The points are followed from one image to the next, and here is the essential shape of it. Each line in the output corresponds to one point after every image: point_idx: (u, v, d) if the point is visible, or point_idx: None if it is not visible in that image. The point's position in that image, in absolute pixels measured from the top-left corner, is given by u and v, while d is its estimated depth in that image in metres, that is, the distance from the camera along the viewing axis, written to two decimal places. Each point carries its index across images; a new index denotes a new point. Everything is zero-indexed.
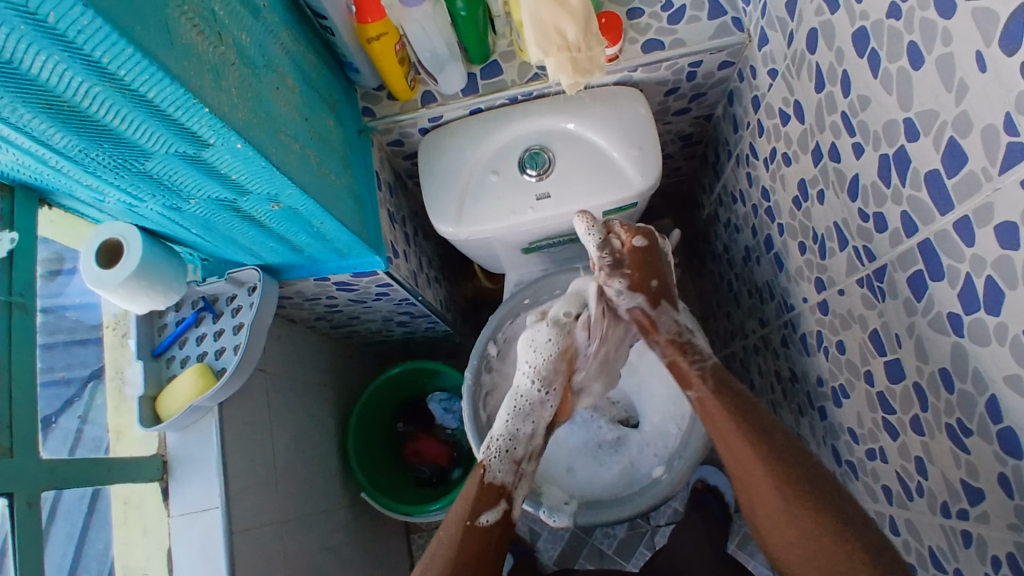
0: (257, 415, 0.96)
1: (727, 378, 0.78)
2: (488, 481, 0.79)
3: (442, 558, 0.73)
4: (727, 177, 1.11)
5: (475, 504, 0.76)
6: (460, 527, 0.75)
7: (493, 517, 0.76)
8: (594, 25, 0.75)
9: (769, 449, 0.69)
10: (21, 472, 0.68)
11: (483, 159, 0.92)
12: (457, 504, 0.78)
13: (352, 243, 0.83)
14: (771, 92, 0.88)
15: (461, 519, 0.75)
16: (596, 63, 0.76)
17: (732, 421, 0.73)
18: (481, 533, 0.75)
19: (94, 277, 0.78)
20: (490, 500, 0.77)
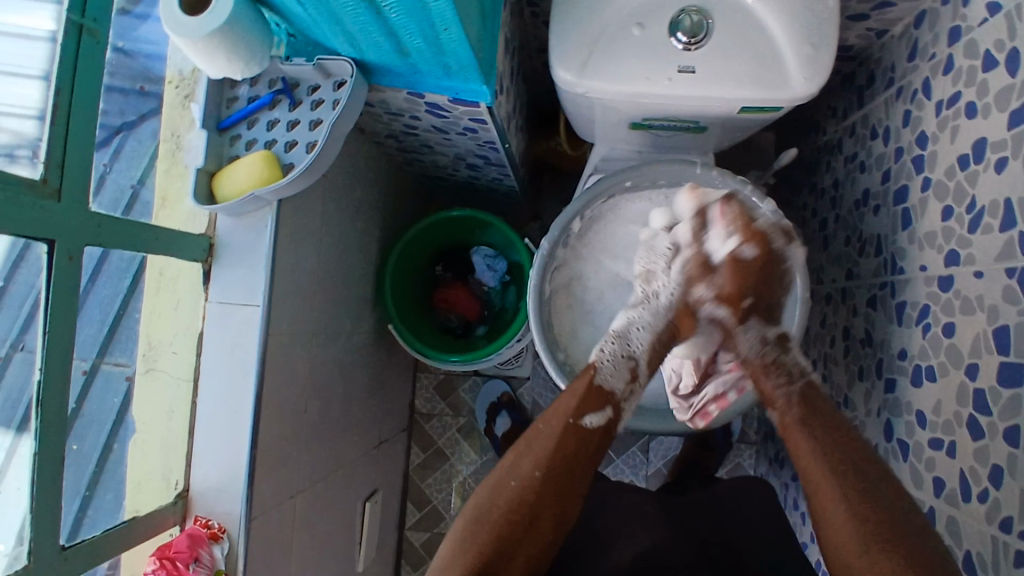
0: (311, 222, 0.90)
1: (817, 405, 0.68)
2: (596, 386, 0.71)
3: (539, 445, 0.68)
4: (874, 107, 0.98)
5: (580, 404, 0.70)
6: (562, 423, 0.69)
7: (598, 421, 0.70)
8: None
9: (849, 470, 0.62)
10: (67, 220, 0.62)
11: (631, 4, 0.77)
12: (563, 397, 0.71)
13: (465, 63, 0.72)
14: (987, 24, 0.74)
15: (565, 415, 0.69)
16: None
17: (812, 427, 0.66)
18: (580, 433, 0.69)
19: (174, 22, 0.68)
20: (596, 402, 0.70)
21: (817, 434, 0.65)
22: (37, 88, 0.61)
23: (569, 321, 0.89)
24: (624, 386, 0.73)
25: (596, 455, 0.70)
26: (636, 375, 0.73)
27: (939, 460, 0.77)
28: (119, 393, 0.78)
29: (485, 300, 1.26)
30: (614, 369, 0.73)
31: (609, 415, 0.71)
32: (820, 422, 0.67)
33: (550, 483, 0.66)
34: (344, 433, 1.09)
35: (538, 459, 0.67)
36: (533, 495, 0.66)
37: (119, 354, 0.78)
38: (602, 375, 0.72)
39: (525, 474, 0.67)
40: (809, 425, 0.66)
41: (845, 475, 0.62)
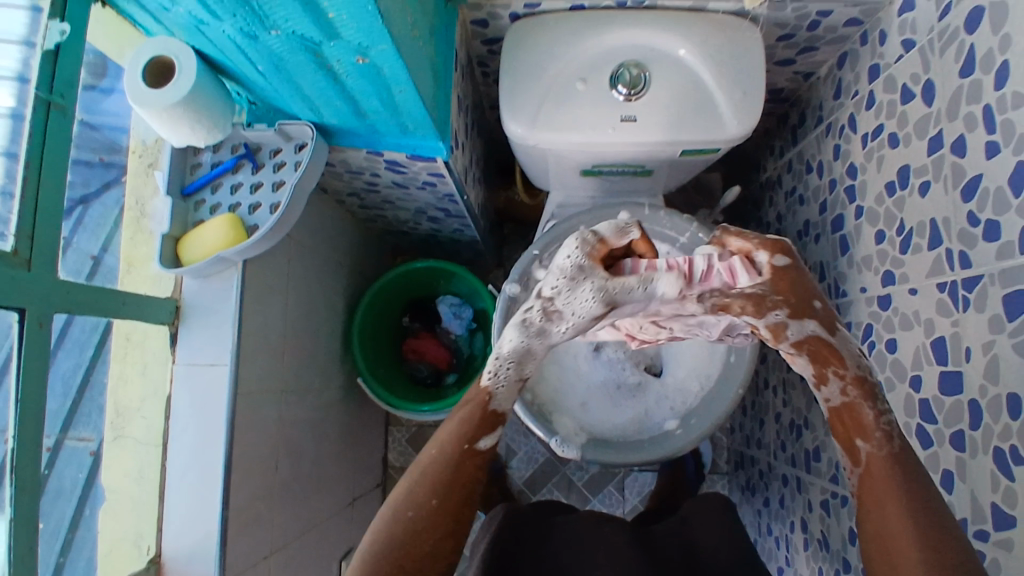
0: (277, 280, 0.91)
1: (912, 458, 0.54)
2: (490, 408, 0.60)
3: (429, 473, 0.59)
4: (806, 144, 1.05)
5: (476, 425, 0.59)
6: (455, 448, 0.59)
7: (493, 441, 0.60)
8: None
9: (924, 510, 0.51)
10: (37, 288, 0.62)
11: (575, 62, 0.84)
12: (451, 418, 0.61)
13: (421, 122, 0.76)
14: (900, 64, 0.80)
15: (460, 438, 0.59)
16: None
17: (901, 481, 0.53)
18: (476, 460, 0.60)
19: (138, 94, 0.71)
20: (494, 422, 0.60)
21: (908, 492, 0.52)
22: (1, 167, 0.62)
23: (535, 362, 0.91)
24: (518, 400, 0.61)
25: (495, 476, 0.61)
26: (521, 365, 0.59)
27: None
28: (83, 469, 0.75)
29: (454, 348, 1.28)
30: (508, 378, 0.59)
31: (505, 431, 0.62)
32: (910, 484, 0.53)
33: (447, 514, 0.58)
34: (317, 490, 1.08)
35: (435, 485, 0.59)
36: (435, 533, 0.58)
37: (82, 428, 0.76)
38: (496, 389, 0.59)
39: (422, 503, 0.58)
40: (891, 472, 0.54)
41: (922, 511, 0.51)
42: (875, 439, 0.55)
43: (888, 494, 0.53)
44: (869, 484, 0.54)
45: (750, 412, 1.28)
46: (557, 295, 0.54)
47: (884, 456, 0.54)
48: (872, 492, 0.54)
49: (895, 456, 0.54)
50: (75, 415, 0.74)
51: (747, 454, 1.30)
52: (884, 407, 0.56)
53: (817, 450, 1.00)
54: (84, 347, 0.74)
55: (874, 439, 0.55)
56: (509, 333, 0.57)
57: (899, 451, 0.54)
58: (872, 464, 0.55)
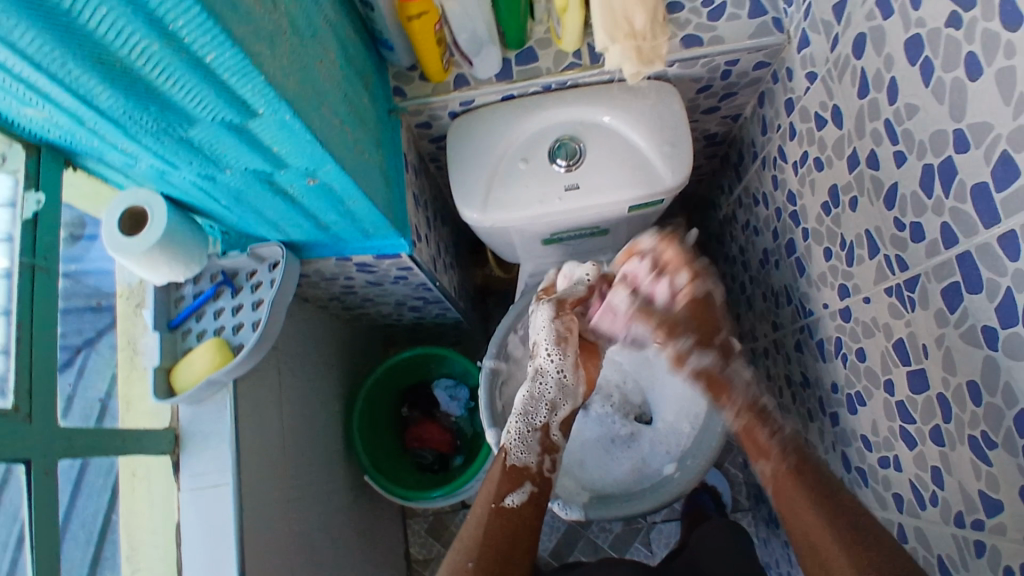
0: (269, 393, 0.95)
1: (807, 455, 0.78)
2: (511, 465, 0.80)
3: (471, 536, 0.75)
4: (749, 179, 1.11)
5: (501, 486, 0.78)
6: (486, 509, 0.77)
7: (519, 499, 0.77)
8: (659, 13, 0.78)
9: (830, 506, 0.72)
10: (39, 439, 0.66)
11: (514, 145, 0.92)
12: (485, 483, 0.80)
13: (379, 224, 0.82)
14: (808, 95, 0.86)
15: (488, 500, 0.77)
16: (659, 52, 0.79)
17: (805, 489, 0.74)
18: (505, 514, 0.76)
19: (118, 244, 0.77)
20: (516, 480, 0.79)
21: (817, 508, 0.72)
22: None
23: None
24: (541, 459, 0.83)
25: (528, 527, 0.76)
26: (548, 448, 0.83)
27: (894, 476, 0.82)
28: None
29: (455, 429, 1.31)
30: (527, 447, 0.82)
31: (530, 489, 0.79)
32: (816, 485, 0.74)
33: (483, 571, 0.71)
34: None
35: (470, 550, 0.73)
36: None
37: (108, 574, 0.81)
38: (514, 454, 0.82)
39: (460, 566, 0.72)
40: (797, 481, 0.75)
41: (841, 520, 0.70)
42: (773, 457, 0.79)
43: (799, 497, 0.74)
44: (793, 507, 0.74)
45: None
46: (538, 339, 0.89)
47: (791, 472, 0.76)
48: (796, 512, 0.73)
49: (793, 474, 0.76)
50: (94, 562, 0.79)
51: (763, 485, 1.29)
52: (773, 428, 0.81)
53: None
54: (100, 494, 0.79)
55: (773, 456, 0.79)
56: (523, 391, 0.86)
57: (799, 461, 0.77)
58: (778, 478, 0.77)
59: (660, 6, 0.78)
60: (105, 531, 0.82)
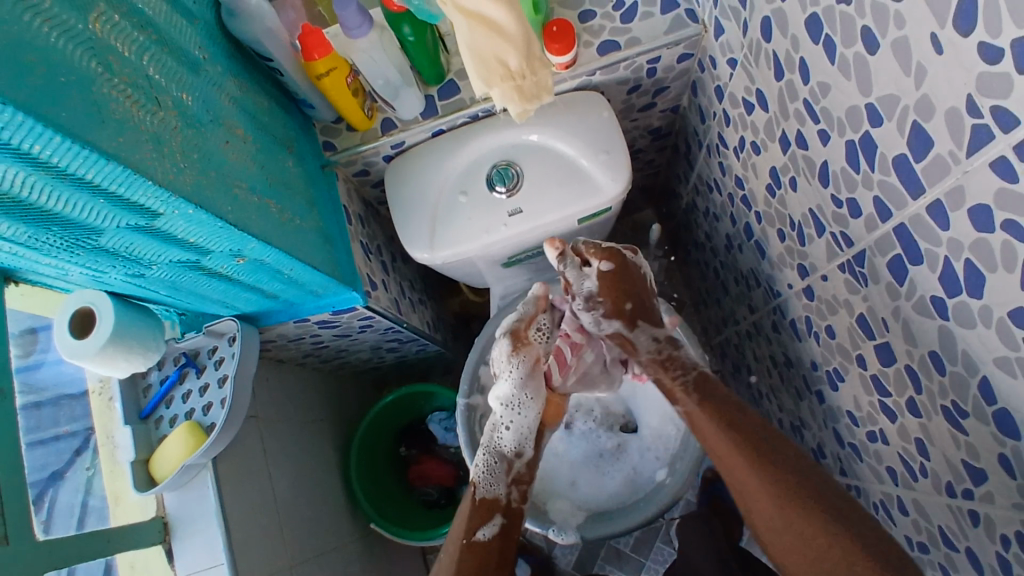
0: (253, 464, 0.95)
1: (710, 387, 0.79)
2: (480, 498, 0.79)
3: (444, 574, 0.75)
4: (699, 167, 1.10)
5: (470, 523, 0.77)
6: (458, 545, 0.76)
7: (490, 531, 0.77)
8: (535, 47, 0.72)
9: (755, 447, 0.71)
10: (17, 558, 0.66)
11: (452, 179, 0.91)
12: (457, 520, 0.79)
13: (326, 283, 0.82)
14: (733, 81, 0.85)
15: (459, 538, 0.77)
16: (543, 86, 0.75)
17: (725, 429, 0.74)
18: (479, 548, 0.76)
19: (71, 348, 0.77)
20: (485, 513, 0.78)
21: (732, 434, 0.73)
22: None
23: None
24: (509, 489, 0.81)
25: (500, 570, 0.76)
26: (514, 473, 0.82)
27: (883, 449, 0.80)
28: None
29: (457, 461, 1.31)
30: (499, 471, 0.81)
31: (501, 521, 0.79)
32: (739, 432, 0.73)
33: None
34: None
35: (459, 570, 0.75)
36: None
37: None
38: (486, 492, 0.80)
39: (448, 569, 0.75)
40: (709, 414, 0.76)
41: (772, 467, 0.69)
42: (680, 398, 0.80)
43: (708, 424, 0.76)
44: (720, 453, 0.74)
45: None
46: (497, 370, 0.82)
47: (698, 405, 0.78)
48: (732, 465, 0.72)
49: (707, 413, 0.77)
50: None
51: None
52: (677, 371, 0.82)
53: (819, 447, 0.99)
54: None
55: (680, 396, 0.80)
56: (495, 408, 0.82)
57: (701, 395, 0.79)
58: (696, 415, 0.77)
59: (534, 37, 0.72)
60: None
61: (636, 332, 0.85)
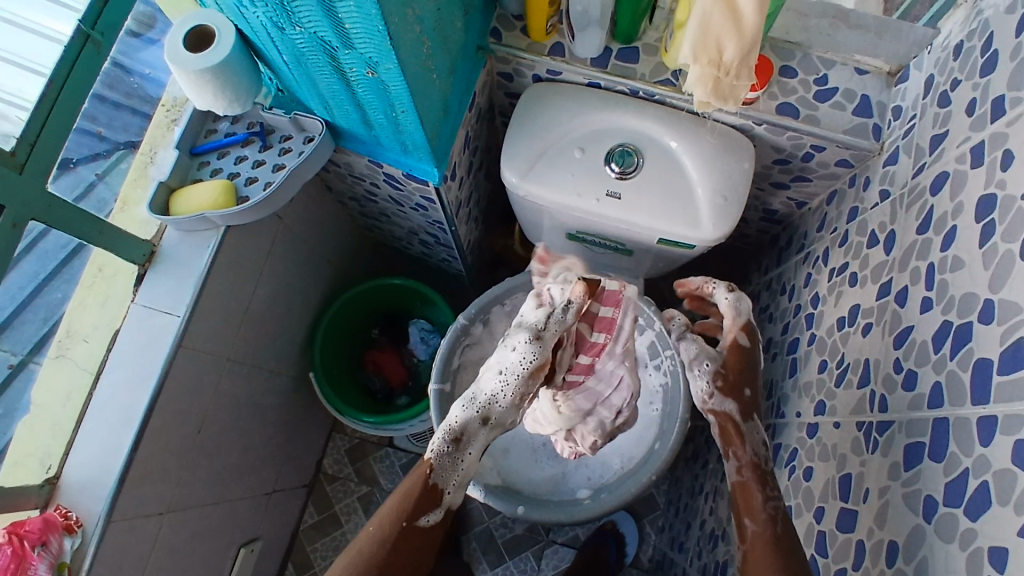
0: (256, 256, 0.96)
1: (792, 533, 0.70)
2: (432, 483, 0.69)
3: (368, 556, 0.67)
4: (786, 267, 1.08)
5: (418, 504, 0.69)
6: (395, 524, 0.68)
7: (436, 517, 0.70)
8: (753, 56, 0.69)
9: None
10: (22, 191, 0.65)
11: (579, 131, 0.90)
12: (400, 491, 0.70)
13: (420, 145, 0.82)
14: (873, 210, 0.83)
15: (400, 516, 0.68)
16: (736, 92, 0.72)
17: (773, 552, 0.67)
18: (419, 532, 0.69)
19: (174, 54, 0.77)
20: (434, 500, 0.70)
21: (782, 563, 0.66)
22: (38, 85, 0.67)
23: None
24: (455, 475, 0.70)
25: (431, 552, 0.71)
26: (467, 464, 0.71)
27: None
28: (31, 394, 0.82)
29: (413, 370, 1.31)
30: (508, 404, 0.67)
31: (446, 510, 0.71)
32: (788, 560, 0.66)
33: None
34: (239, 466, 1.08)
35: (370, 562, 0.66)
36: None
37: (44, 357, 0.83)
38: (448, 490, 0.70)
39: (368, 560, 0.67)
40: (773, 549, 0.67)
41: None
42: (758, 516, 0.71)
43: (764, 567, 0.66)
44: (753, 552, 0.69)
45: (680, 514, 1.26)
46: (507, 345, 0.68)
47: (770, 537, 0.69)
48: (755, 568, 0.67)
49: (771, 540, 0.69)
50: (11, 327, 0.80)
51: (667, 555, 1.27)
52: (772, 493, 0.73)
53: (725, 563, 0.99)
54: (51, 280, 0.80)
55: (761, 515, 0.71)
56: (491, 382, 0.67)
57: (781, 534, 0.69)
58: (755, 540, 0.69)
59: (758, 47, 0.68)
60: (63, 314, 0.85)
61: (749, 425, 0.80)
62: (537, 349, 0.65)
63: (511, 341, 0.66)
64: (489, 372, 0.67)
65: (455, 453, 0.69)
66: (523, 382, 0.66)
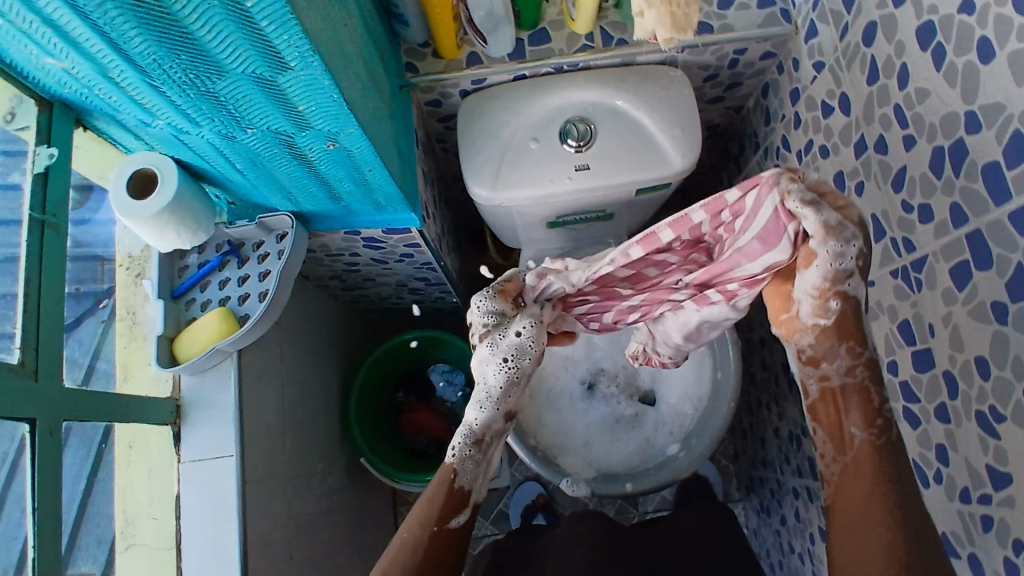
0: (270, 369, 0.94)
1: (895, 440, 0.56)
2: (457, 486, 0.62)
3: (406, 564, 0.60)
4: (750, 170, 1.13)
5: (445, 509, 0.61)
6: (426, 530, 0.61)
7: (465, 518, 0.63)
8: None
9: (906, 520, 0.52)
10: (45, 398, 0.62)
11: (525, 125, 0.92)
12: (422, 494, 0.63)
13: (392, 195, 0.82)
14: (814, 85, 0.88)
15: (430, 521, 0.61)
16: (691, 21, 0.72)
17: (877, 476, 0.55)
18: (450, 535, 0.62)
19: (123, 206, 0.74)
20: (459, 502, 0.62)
21: (891, 491, 0.53)
22: None
23: (534, 408, 0.94)
24: (477, 476, 0.63)
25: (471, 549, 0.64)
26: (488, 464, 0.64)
27: None
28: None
29: (451, 415, 1.29)
30: (517, 393, 0.62)
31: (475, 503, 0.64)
32: (902, 484, 0.54)
33: None
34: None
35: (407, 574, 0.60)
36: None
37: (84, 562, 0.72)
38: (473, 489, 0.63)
39: None
40: (880, 466, 0.55)
41: None
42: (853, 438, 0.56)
43: (864, 488, 0.55)
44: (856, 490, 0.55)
45: (750, 434, 1.29)
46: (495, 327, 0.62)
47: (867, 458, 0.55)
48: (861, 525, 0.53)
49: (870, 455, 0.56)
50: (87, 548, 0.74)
51: (755, 476, 1.29)
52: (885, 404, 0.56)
53: None
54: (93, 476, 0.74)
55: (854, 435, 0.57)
56: (491, 377, 0.60)
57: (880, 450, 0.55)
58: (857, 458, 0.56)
59: None
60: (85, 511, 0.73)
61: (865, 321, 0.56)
62: (538, 330, 0.61)
63: (510, 326, 0.61)
64: (487, 365, 0.60)
65: (476, 459, 0.62)
66: (530, 366, 0.61)
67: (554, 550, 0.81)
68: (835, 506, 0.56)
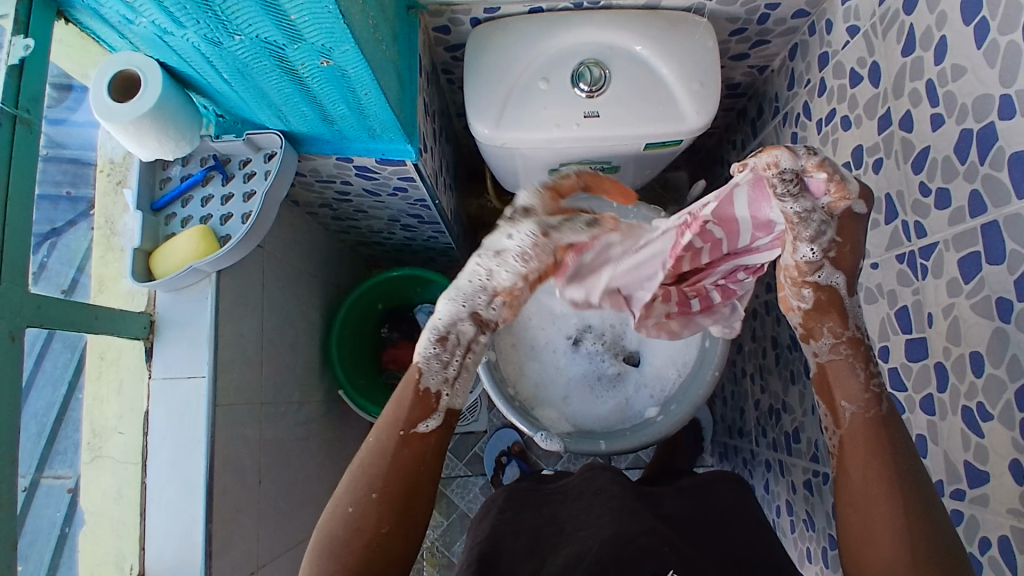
0: (251, 292, 0.91)
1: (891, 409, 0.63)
2: (423, 389, 0.62)
3: (374, 467, 0.61)
4: (766, 135, 1.08)
5: (411, 413, 0.62)
6: (392, 436, 0.61)
7: (435, 424, 0.62)
8: None
9: (900, 471, 0.58)
10: (8, 300, 0.59)
11: (536, 62, 0.87)
12: (392, 399, 0.63)
13: (387, 123, 0.78)
14: (845, 51, 0.83)
15: (397, 426, 0.61)
16: None
17: (873, 437, 0.61)
18: (418, 441, 0.62)
19: (104, 109, 0.70)
20: (429, 406, 0.62)
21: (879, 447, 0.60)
22: None
23: (516, 358, 0.92)
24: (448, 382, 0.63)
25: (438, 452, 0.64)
26: (462, 372, 0.63)
27: None
28: (61, 507, 0.72)
29: None
30: (493, 302, 0.61)
31: (446, 410, 0.63)
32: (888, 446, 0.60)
33: (390, 504, 0.61)
34: (300, 504, 1.05)
35: (372, 480, 0.61)
36: (350, 545, 0.59)
37: (58, 465, 0.72)
38: (444, 394, 0.63)
39: (361, 499, 0.60)
40: (871, 432, 0.61)
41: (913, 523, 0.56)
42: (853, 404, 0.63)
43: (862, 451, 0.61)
44: (857, 450, 0.61)
45: (731, 403, 1.28)
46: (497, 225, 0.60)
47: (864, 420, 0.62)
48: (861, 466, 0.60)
49: (871, 422, 0.61)
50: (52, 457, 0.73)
51: (730, 444, 1.30)
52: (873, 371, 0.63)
53: (795, 431, 1.01)
54: (59, 383, 0.71)
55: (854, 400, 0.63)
56: (466, 273, 0.61)
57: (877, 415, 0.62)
58: (854, 423, 0.62)
59: None
60: (63, 416, 0.73)
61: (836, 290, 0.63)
62: (537, 244, 0.59)
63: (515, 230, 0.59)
64: (474, 261, 0.60)
65: (445, 361, 0.62)
66: (506, 280, 0.60)
67: (575, 502, 0.76)
68: (838, 486, 0.62)
